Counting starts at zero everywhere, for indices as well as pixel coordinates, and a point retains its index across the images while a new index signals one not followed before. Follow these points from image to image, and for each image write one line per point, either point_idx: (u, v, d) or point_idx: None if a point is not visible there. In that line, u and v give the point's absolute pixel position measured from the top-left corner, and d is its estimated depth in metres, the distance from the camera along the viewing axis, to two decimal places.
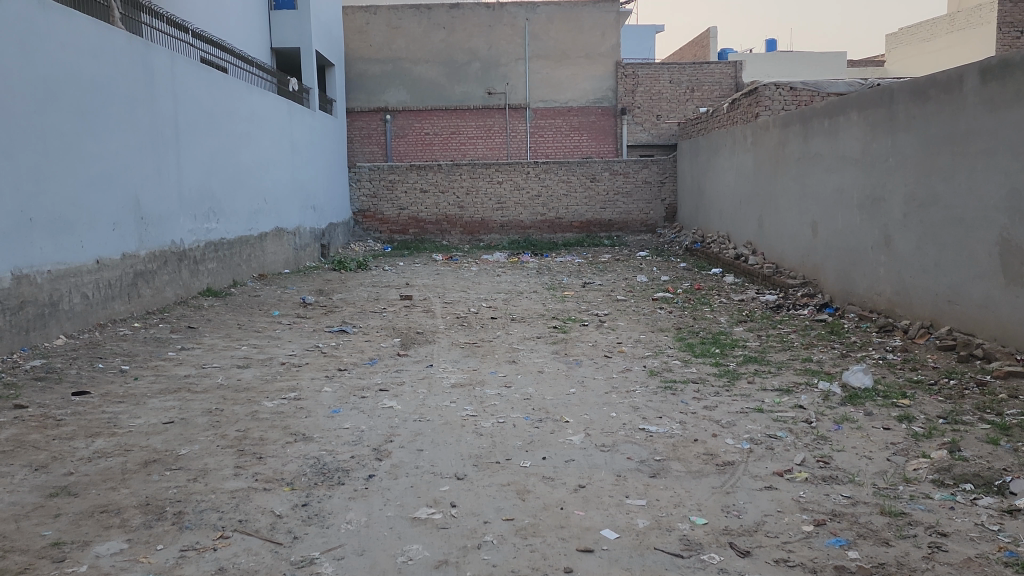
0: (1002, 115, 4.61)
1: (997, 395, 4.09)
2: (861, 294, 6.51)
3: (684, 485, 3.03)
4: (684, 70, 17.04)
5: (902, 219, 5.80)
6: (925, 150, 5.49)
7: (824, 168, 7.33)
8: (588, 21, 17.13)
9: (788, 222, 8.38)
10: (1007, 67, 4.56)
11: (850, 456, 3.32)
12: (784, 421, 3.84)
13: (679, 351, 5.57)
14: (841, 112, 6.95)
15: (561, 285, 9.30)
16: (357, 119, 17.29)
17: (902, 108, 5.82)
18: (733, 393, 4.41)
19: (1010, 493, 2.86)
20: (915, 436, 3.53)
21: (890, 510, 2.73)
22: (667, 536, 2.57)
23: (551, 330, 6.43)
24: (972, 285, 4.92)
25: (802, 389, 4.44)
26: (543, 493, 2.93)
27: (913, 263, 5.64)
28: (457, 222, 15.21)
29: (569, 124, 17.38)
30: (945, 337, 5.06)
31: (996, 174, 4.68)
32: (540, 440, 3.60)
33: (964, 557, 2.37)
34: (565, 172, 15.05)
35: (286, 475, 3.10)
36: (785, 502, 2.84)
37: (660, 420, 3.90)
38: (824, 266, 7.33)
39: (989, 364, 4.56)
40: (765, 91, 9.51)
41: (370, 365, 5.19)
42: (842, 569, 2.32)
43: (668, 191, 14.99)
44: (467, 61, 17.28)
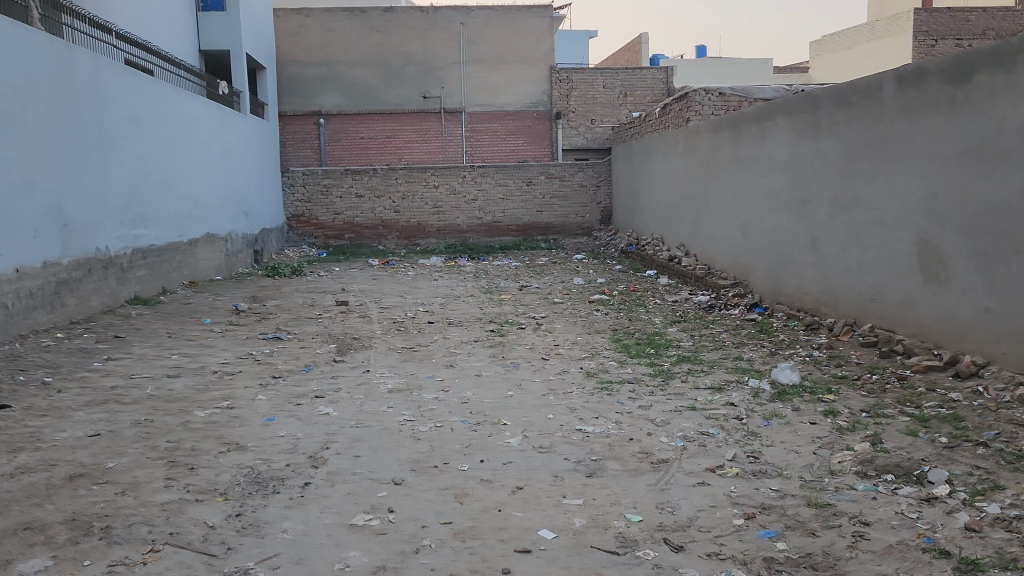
0: (919, 120, 4.81)
1: (916, 389, 4.26)
2: (789, 294, 6.71)
3: (620, 483, 3.08)
4: (617, 75, 17.36)
5: (828, 221, 6.00)
6: (848, 154, 5.69)
7: (754, 172, 7.54)
8: (523, 25, 17.33)
9: (720, 226, 8.58)
10: (920, 75, 4.78)
11: (778, 451, 3.41)
12: (715, 419, 3.94)
13: (615, 352, 5.66)
14: (768, 117, 7.14)
15: (498, 288, 9.33)
16: (289, 123, 16.92)
17: (825, 113, 6.02)
18: (667, 392, 4.50)
19: (928, 483, 3.00)
20: (840, 430, 3.66)
21: (817, 502, 2.83)
22: (603, 534, 2.61)
23: (488, 333, 6.46)
24: (892, 284, 5.13)
25: (733, 387, 4.56)
26: (482, 496, 2.95)
27: (838, 264, 5.84)
28: (394, 226, 15.09)
29: (506, 128, 17.38)
30: (868, 334, 5.27)
31: (914, 177, 4.88)
32: (478, 443, 3.61)
33: (886, 544, 2.47)
34: (502, 176, 15.11)
35: (219, 486, 3.04)
36: (717, 497, 2.91)
37: (596, 421, 3.97)
38: (754, 267, 7.54)
39: (909, 360, 4.75)
40: (695, 96, 9.83)
41: (306, 372, 5.13)
42: (771, 560, 2.39)
43: (603, 194, 15.24)
44: (403, 64, 17.17)
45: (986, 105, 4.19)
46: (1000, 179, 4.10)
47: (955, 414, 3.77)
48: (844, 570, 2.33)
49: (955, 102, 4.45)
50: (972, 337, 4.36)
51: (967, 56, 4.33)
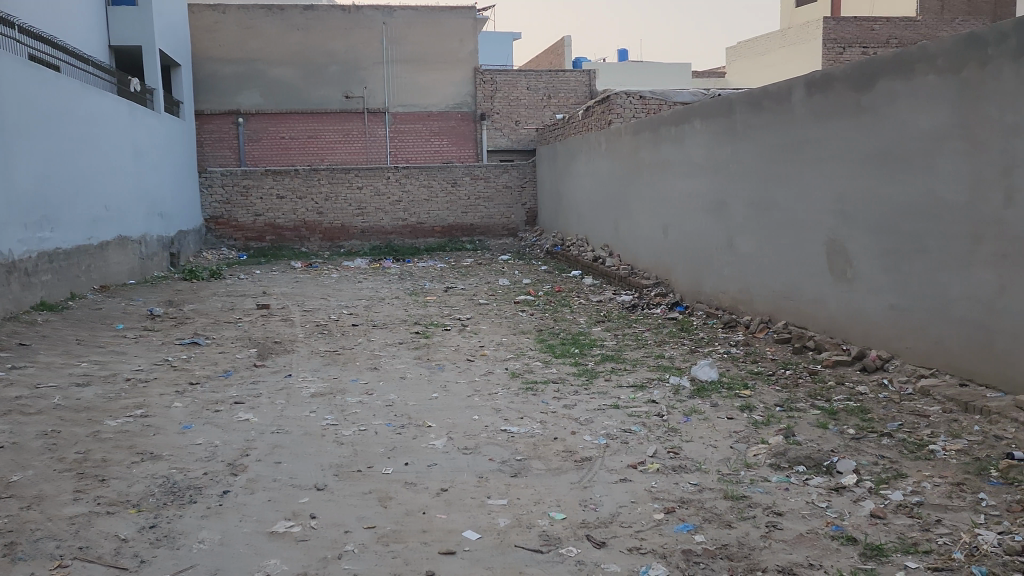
0: (827, 125, 5.01)
1: (827, 383, 4.44)
2: (708, 293, 6.90)
3: (544, 482, 3.11)
4: (541, 77, 17.54)
5: (744, 221, 6.18)
6: (761, 157, 5.88)
7: (673, 174, 7.71)
8: (446, 27, 17.28)
9: (642, 227, 8.75)
10: (828, 81, 4.97)
11: (697, 446, 3.50)
12: (637, 416, 4.02)
13: (539, 352, 5.71)
14: (686, 119, 7.31)
15: (423, 289, 9.30)
16: (208, 122, 16.53)
17: (739, 117, 6.21)
18: (591, 391, 4.57)
19: (837, 473, 3.12)
20: (755, 424, 3.79)
21: (732, 494, 2.92)
22: (527, 533, 2.63)
23: (413, 335, 6.43)
24: (804, 282, 5.33)
25: (654, 384, 4.66)
26: (406, 499, 2.93)
27: (754, 264, 6.03)
28: (316, 228, 14.84)
29: (429, 129, 17.41)
30: (782, 331, 5.46)
31: (823, 179, 5.07)
32: (403, 446, 3.59)
33: (797, 534, 2.56)
34: (426, 177, 15.04)
35: (132, 497, 2.94)
36: (638, 492, 2.97)
37: (521, 421, 3.99)
38: (675, 267, 7.71)
39: (819, 355, 4.94)
40: (617, 99, 10.03)
41: (224, 377, 5.00)
42: (689, 552, 2.46)
43: (528, 196, 15.38)
44: (325, 64, 16.87)
45: (889, 110, 4.39)
46: (903, 182, 4.30)
47: (862, 406, 3.95)
48: (758, 559, 2.41)
49: (861, 107, 4.64)
50: (878, 332, 4.57)
51: (871, 63, 4.53)
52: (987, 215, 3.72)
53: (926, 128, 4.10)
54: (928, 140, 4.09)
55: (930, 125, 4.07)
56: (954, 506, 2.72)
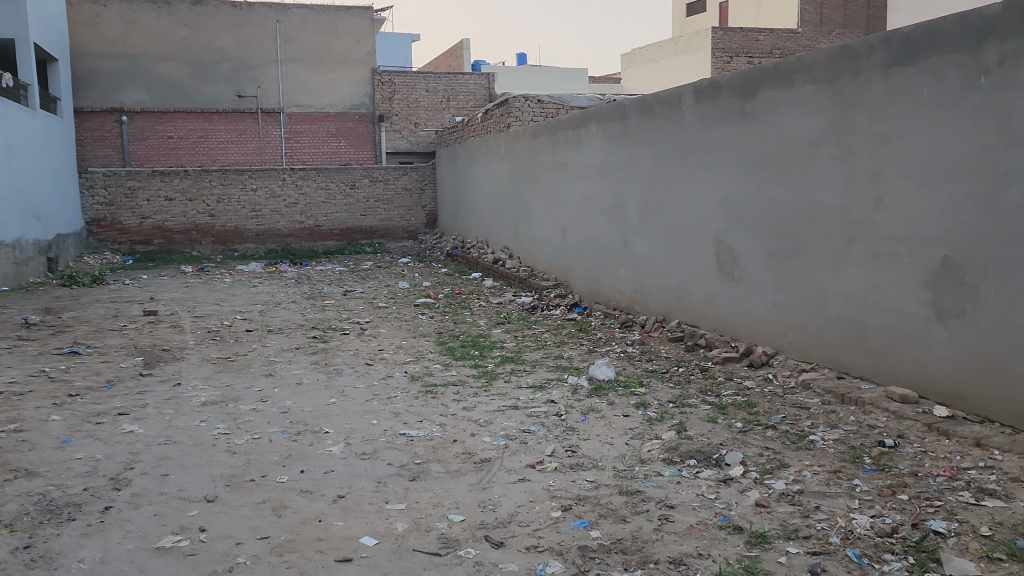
0: (714, 131, 5.20)
1: (716, 378, 4.61)
2: (606, 293, 7.06)
3: (442, 485, 3.11)
4: (440, 79, 17.52)
5: (638, 223, 6.35)
6: (654, 161, 6.06)
7: (570, 177, 7.83)
8: (342, 26, 17.02)
9: (540, 229, 8.86)
10: (714, 88, 5.16)
11: (594, 444, 3.57)
12: (536, 416, 4.06)
13: (439, 355, 5.70)
14: (582, 123, 7.43)
15: (321, 293, 9.11)
16: (86, 120, 15.56)
17: (633, 122, 6.37)
18: (490, 392, 4.60)
19: (725, 465, 3.25)
20: (649, 421, 3.90)
21: (627, 489, 2.99)
22: (425, 537, 2.62)
23: (310, 340, 6.31)
24: (694, 282, 5.52)
25: (553, 384, 4.73)
26: (301, 508, 2.87)
27: (648, 265, 6.21)
28: (208, 231, 14.31)
29: (326, 130, 17.12)
30: (675, 329, 5.65)
31: (711, 183, 5.27)
32: (298, 453, 3.52)
33: (687, 525, 2.65)
34: (324, 179, 14.78)
35: (3, 518, 2.76)
36: (536, 492, 3.01)
37: (420, 424, 3.97)
38: (573, 269, 7.85)
39: (710, 352, 5.13)
40: (515, 102, 10.13)
41: (107, 388, 4.76)
42: (584, 548, 2.50)
43: (428, 198, 15.38)
44: (215, 61, 16.31)
45: (771, 117, 4.59)
46: (784, 185, 4.51)
47: (749, 400, 4.13)
48: (650, 551, 2.48)
49: (745, 113, 4.84)
50: (762, 329, 4.79)
51: (754, 73, 4.73)
52: (859, 217, 3.95)
53: (805, 135, 4.31)
54: (806, 146, 4.30)
55: (808, 132, 4.28)
56: (830, 492, 2.87)
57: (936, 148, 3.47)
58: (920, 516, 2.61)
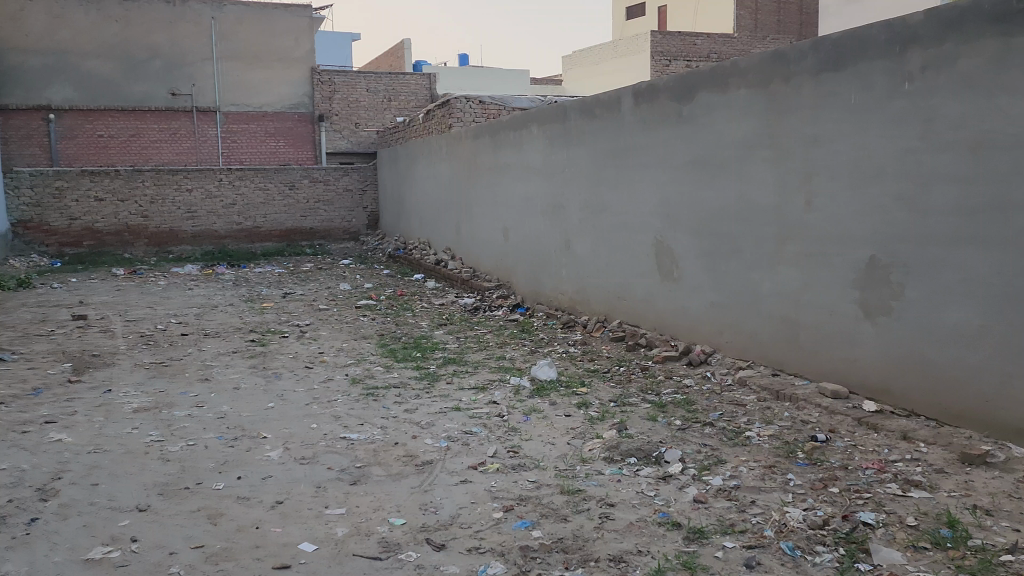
0: (652, 132, 5.27)
1: (656, 377, 4.67)
2: (547, 294, 7.10)
3: (383, 488, 3.08)
4: (380, 79, 17.38)
5: (579, 224, 6.40)
6: (594, 162, 6.10)
7: (512, 178, 7.84)
8: (280, 24, 16.74)
9: (482, 230, 8.86)
10: (653, 91, 5.22)
11: (536, 444, 3.59)
12: (478, 417, 4.06)
13: (381, 357, 5.64)
14: (524, 125, 7.45)
15: (259, 296, 8.95)
16: (11, 117, 15.08)
17: (573, 123, 6.41)
18: (432, 394, 4.58)
19: (664, 462, 3.29)
20: (591, 420, 3.92)
21: (568, 488, 3.01)
22: (365, 541, 2.59)
23: (248, 343, 6.19)
24: (635, 282, 5.59)
25: (495, 385, 4.73)
26: (237, 515, 2.81)
27: (589, 265, 6.26)
28: (142, 232, 13.89)
29: (264, 130, 16.85)
30: (616, 329, 5.71)
31: (650, 184, 5.33)
32: (235, 459, 3.44)
33: (627, 523, 2.68)
34: (262, 180, 14.53)
35: None
36: (478, 493, 3.00)
37: (361, 428, 3.93)
38: (515, 270, 7.87)
39: (650, 352, 5.19)
40: (457, 103, 10.11)
41: (34, 396, 4.58)
42: (526, 548, 2.51)
43: (370, 199, 15.29)
44: (147, 58, 15.83)
45: (707, 119, 4.68)
46: (720, 187, 4.60)
47: (688, 398, 4.20)
48: (591, 550, 2.50)
49: (682, 116, 4.92)
50: (700, 328, 4.87)
51: (691, 76, 4.80)
52: (792, 218, 4.05)
53: (739, 137, 4.40)
54: (741, 148, 4.39)
55: (743, 134, 4.38)
56: (766, 487, 2.94)
57: (864, 152, 3.58)
58: (850, 508, 2.69)
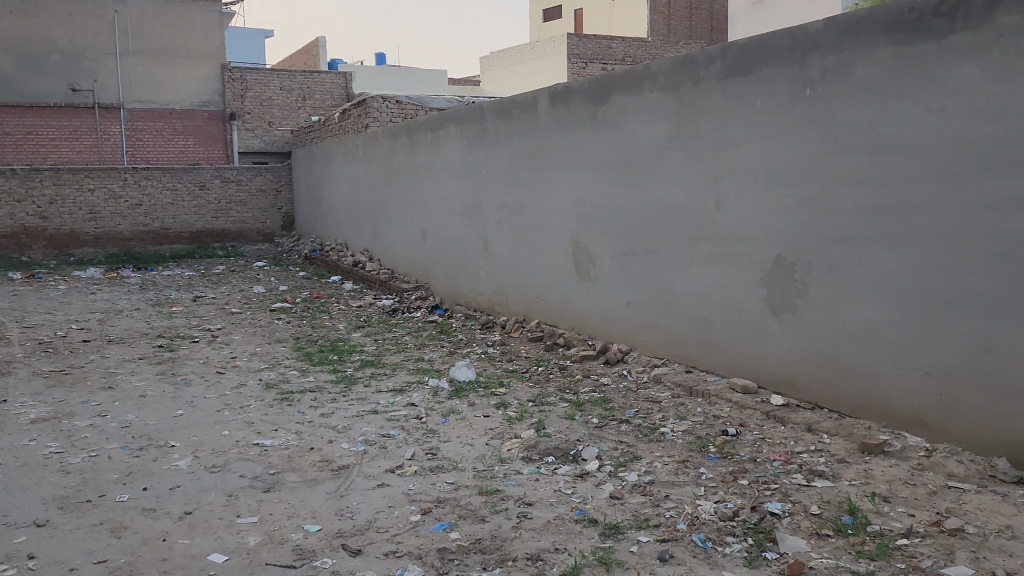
0: (568, 134, 5.32)
1: (574, 376, 4.72)
2: (466, 294, 7.10)
3: (298, 495, 3.02)
4: (294, 77, 17.00)
5: (497, 225, 6.42)
6: (511, 163, 6.12)
7: (429, 178, 7.80)
8: (189, 20, 16.25)
9: (400, 231, 8.79)
10: (568, 93, 5.27)
11: (454, 446, 3.58)
12: (396, 420, 4.02)
13: (296, 361, 5.52)
14: (441, 125, 7.41)
15: (168, 300, 8.64)
16: None
17: (490, 125, 6.41)
18: (349, 397, 4.51)
19: (582, 460, 3.33)
20: (510, 420, 3.93)
21: (487, 489, 3.01)
22: (279, 549, 2.53)
23: (156, 349, 5.97)
24: (553, 282, 5.64)
25: (413, 387, 4.69)
26: (143, 527, 2.71)
27: (508, 265, 6.29)
28: (40, 234, 13.21)
29: (172, 128, 16.27)
30: (535, 329, 5.74)
31: (567, 185, 5.39)
32: (141, 470, 3.31)
33: (545, 521, 2.70)
34: (170, 179, 14.04)
35: None
36: (396, 497, 2.97)
37: (275, 433, 3.84)
38: (434, 271, 7.84)
39: (568, 351, 5.24)
40: (373, 102, 10.00)
41: None
42: (443, 550, 2.50)
43: (284, 200, 14.96)
44: (44, 52, 15.05)
45: (621, 121, 4.76)
46: (634, 188, 4.68)
47: (605, 396, 4.26)
48: (509, 549, 2.50)
49: (597, 118, 4.99)
50: (617, 327, 4.96)
51: (605, 78, 4.87)
52: (703, 219, 4.15)
53: (652, 139, 4.49)
54: (654, 150, 4.48)
55: (656, 137, 4.46)
56: (679, 481, 3.01)
57: (770, 154, 3.70)
58: (759, 499, 2.77)
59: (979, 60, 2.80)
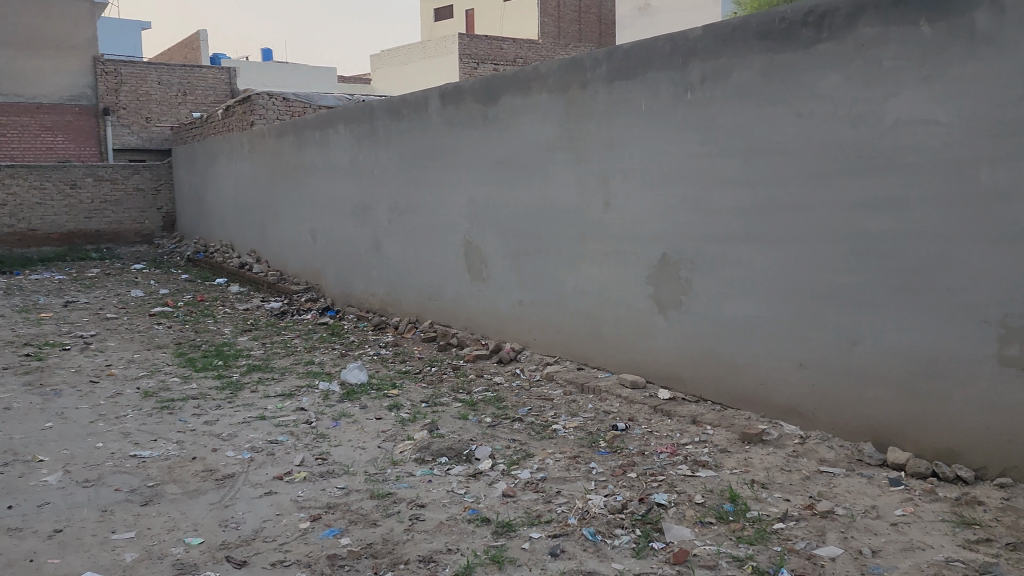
0: (459, 134, 5.31)
1: (467, 376, 4.72)
2: (358, 296, 6.98)
3: (179, 507, 2.88)
4: (173, 72, 16.39)
5: (388, 225, 6.35)
6: (402, 163, 6.07)
7: (318, 178, 7.63)
8: (56, 8, 15.30)
9: (289, 232, 8.55)
10: (458, 93, 5.26)
11: (345, 450, 3.51)
12: (285, 426, 3.91)
13: (177, 367, 5.29)
14: (330, 124, 7.26)
15: (35, 306, 8.11)
16: None
17: (380, 124, 6.33)
18: (235, 404, 4.35)
19: (475, 460, 3.33)
20: (402, 422, 3.89)
21: (378, 492, 2.97)
22: (158, 565, 2.41)
23: (22, 358, 5.58)
24: (446, 282, 5.62)
25: (303, 392, 4.57)
26: (6, 549, 2.52)
27: (399, 266, 6.23)
28: None
29: (38, 123, 15.26)
30: (428, 330, 5.71)
31: (458, 185, 5.38)
32: (5, 488, 3.09)
33: (437, 522, 2.68)
34: (38, 177, 13.19)
35: None
36: (283, 504, 2.89)
37: (154, 444, 3.66)
38: (324, 272, 7.67)
39: (462, 351, 5.24)
40: (258, 99, 9.70)
41: None
42: (333, 556, 2.44)
43: (164, 199, 14.29)
44: None
45: (511, 122, 4.78)
46: (524, 189, 4.73)
47: (498, 395, 4.27)
48: (400, 552, 2.47)
49: (487, 118, 5.00)
50: (510, 326, 4.99)
51: (494, 79, 4.89)
52: (591, 219, 4.24)
53: (542, 140, 4.54)
54: (544, 151, 4.54)
55: (545, 138, 4.52)
56: (570, 476, 3.05)
57: (655, 155, 3.80)
58: (646, 492, 2.85)
59: (844, 69, 2.96)
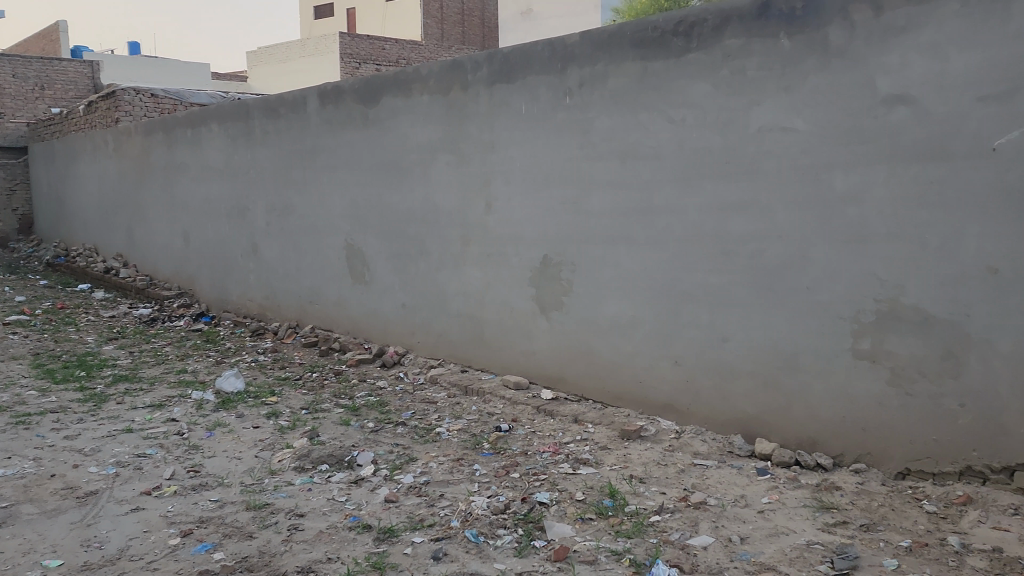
0: (338, 135, 5.21)
1: (349, 381, 4.63)
2: (234, 301, 6.73)
3: (34, 529, 2.69)
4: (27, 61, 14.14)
5: (265, 227, 6.15)
6: (280, 164, 5.90)
7: (190, 178, 7.31)
8: None
9: (158, 235, 8.16)
10: (338, 93, 5.16)
11: (219, 461, 3.37)
12: (154, 438, 3.72)
13: (35, 379, 4.94)
14: (202, 123, 6.98)
15: None
16: None
17: (256, 123, 6.13)
18: (99, 417, 4.10)
19: (357, 466, 3.26)
20: (281, 430, 3.77)
21: (255, 503, 2.87)
22: None
23: None
24: (326, 285, 5.50)
25: (174, 402, 4.36)
26: None
27: (278, 270, 6.05)
28: None
29: None
30: (309, 335, 5.57)
31: (339, 187, 5.28)
32: None
33: (317, 531, 2.62)
34: None
35: None
36: (151, 520, 2.75)
37: (7, 462, 3.40)
38: (197, 276, 7.36)
39: (344, 356, 5.14)
40: (124, 95, 9.22)
41: None
42: (206, 572, 2.34)
43: (21, 200, 13.34)
44: None
45: (392, 124, 4.74)
46: (406, 191, 4.69)
47: (381, 400, 4.21)
48: (278, 564, 2.40)
49: (367, 120, 4.93)
50: (393, 329, 4.94)
51: (374, 79, 4.83)
52: (473, 221, 4.25)
53: (423, 142, 4.52)
54: (425, 152, 4.51)
55: (426, 140, 4.50)
56: (454, 479, 3.04)
57: (534, 159, 3.85)
58: (529, 491, 2.87)
59: (711, 78, 3.09)
